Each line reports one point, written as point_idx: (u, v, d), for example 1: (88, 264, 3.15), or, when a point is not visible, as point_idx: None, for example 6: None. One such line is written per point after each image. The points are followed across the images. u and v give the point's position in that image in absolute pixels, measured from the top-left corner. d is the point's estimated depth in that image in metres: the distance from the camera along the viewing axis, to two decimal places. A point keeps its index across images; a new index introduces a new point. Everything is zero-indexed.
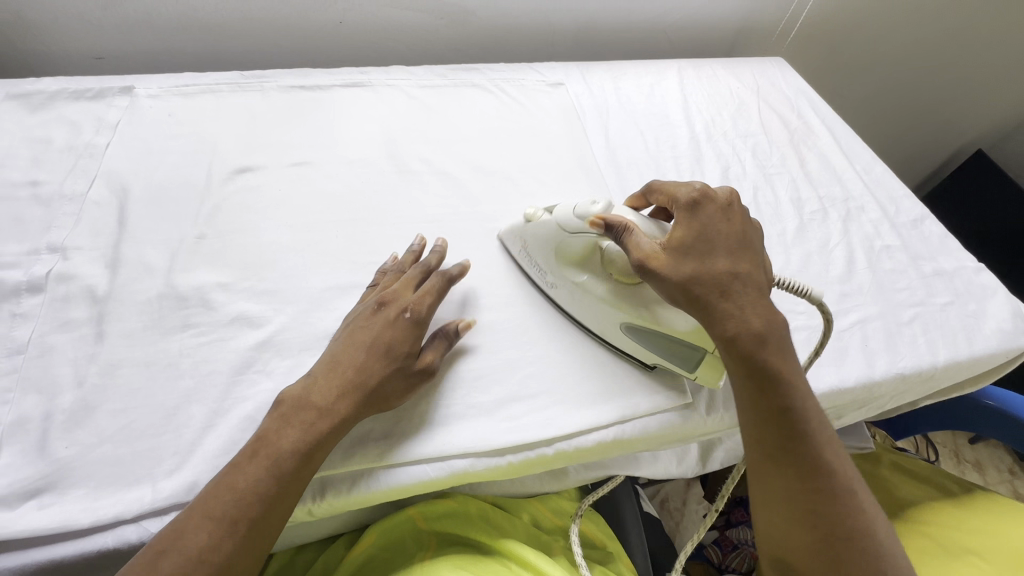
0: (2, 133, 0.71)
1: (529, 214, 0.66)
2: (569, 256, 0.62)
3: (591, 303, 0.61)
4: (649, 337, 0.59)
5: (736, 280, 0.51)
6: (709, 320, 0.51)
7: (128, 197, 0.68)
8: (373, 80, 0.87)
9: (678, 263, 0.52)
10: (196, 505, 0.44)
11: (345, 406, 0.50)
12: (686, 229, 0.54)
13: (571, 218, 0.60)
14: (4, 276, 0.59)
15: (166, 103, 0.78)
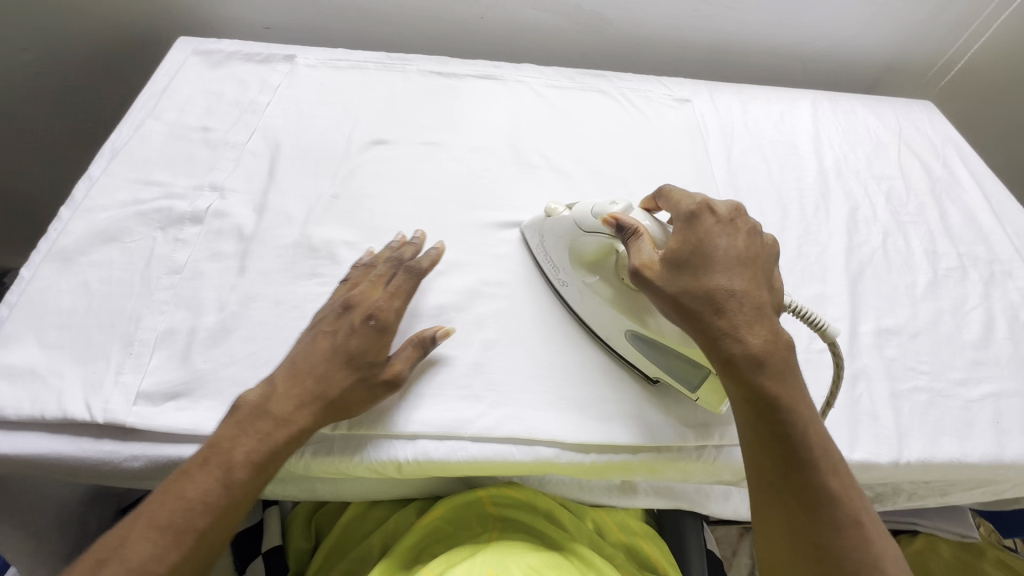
0: (185, 81, 0.81)
1: (550, 208, 0.64)
2: (582, 257, 0.60)
3: (599, 304, 0.60)
4: (656, 351, 0.57)
5: (737, 301, 0.50)
6: (711, 341, 0.50)
7: (279, 152, 0.75)
8: (505, 74, 0.91)
9: (676, 270, 0.52)
10: (205, 454, 0.48)
11: (326, 407, 0.52)
12: (712, 235, 0.53)
13: (588, 216, 0.59)
14: (173, 205, 0.67)
15: (321, 74, 0.86)
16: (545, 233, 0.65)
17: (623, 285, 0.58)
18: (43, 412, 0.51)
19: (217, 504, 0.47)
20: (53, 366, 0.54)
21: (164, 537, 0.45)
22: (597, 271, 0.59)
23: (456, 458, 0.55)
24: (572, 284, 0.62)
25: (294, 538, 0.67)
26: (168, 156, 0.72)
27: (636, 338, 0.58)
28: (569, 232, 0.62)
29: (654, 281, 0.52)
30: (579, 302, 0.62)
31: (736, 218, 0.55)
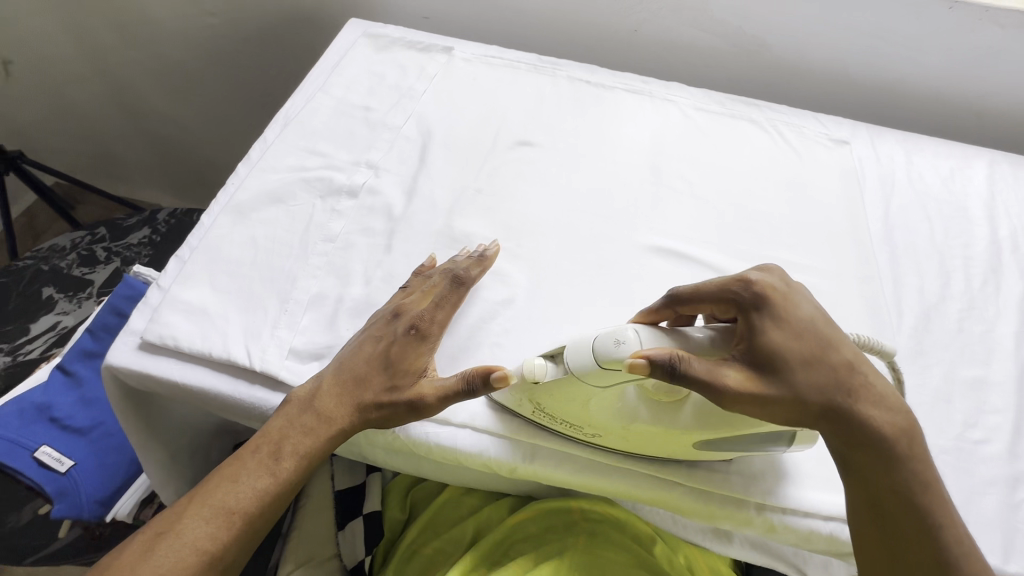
0: (353, 61, 0.86)
1: (528, 370, 0.50)
2: (596, 425, 0.52)
3: (643, 436, 0.52)
4: (726, 441, 0.51)
5: (861, 377, 0.47)
6: (835, 420, 0.46)
7: (430, 139, 0.77)
8: (653, 91, 0.89)
9: (776, 372, 0.45)
10: (257, 445, 0.52)
11: (363, 411, 0.53)
12: (796, 306, 0.47)
13: (590, 366, 0.47)
14: (333, 176, 0.71)
15: (475, 68, 0.88)
16: (537, 396, 0.52)
17: (653, 403, 0.50)
18: (210, 351, 0.56)
19: (266, 491, 0.50)
20: (221, 309, 0.59)
21: (217, 516, 0.49)
22: (623, 407, 0.50)
23: (568, 472, 0.56)
24: (607, 432, 0.53)
25: (390, 506, 0.71)
26: (332, 129, 0.77)
27: (703, 443, 0.51)
28: (568, 395, 0.50)
29: (768, 397, 0.45)
30: (620, 441, 0.53)
31: (792, 283, 0.50)
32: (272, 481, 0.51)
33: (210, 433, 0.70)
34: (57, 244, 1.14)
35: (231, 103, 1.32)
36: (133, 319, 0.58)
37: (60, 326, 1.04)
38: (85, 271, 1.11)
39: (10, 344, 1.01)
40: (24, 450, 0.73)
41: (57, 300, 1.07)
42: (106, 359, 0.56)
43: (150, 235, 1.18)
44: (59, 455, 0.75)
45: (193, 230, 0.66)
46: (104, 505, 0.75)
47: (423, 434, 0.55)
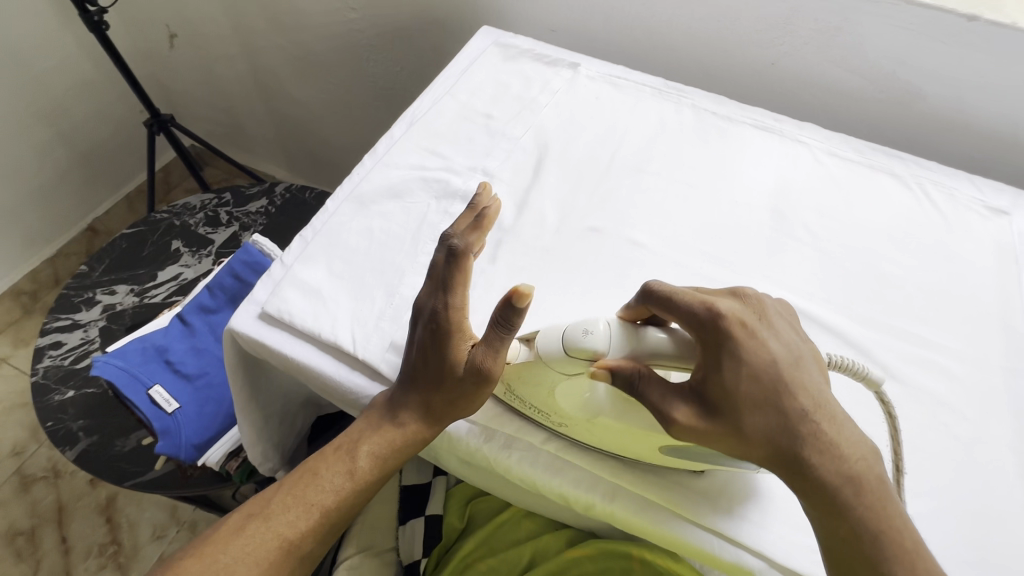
0: (481, 68, 0.88)
1: (498, 342, 0.54)
2: (570, 394, 0.51)
3: (616, 430, 0.51)
4: (697, 455, 0.50)
5: (813, 428, 0.46)
6: (783, 454, 0.46)
7: (546, 154, 0.77)
8: (784, 130, 0.84)
9: (721, 411, 0.46)
10: (340, 446, 0.55)
11: (431, 414, 0.54)
12: (756, 343, 0.47)
13: (555, 347, 0.49)
14: (450, 179, 0.73)
15: (599, 86, 0.87)
16: (507, 378, 0.53)
17: (625, 405, 0.49)
18: (321, 332, 0.59)
19: (342, 486, 0.53)
20: (334, 293, 0.62)
21: (298, 506, 0.52)
22: (594, 404, 0.50)
23: (654, 522, 0.53)
24: (573, 423, 0.53)
25: (449, 510, 0.71)
26: (454, 133, 0.79)
27: (672, 450, 0.50)
28: (533, 359, 0.51)
29: (707, 427, 0.46)
30: (585, 434, 0.53)
31: (767, 321, 0.49)
32: (350, 481, 0.53)
33: (299, 403, 0.74)
34: (188, 202, 1.26)
35: (353, 92, 1.41)
36: (256, 289, 0.63)
37: (181, 277, 1.15)
38: (209, 231, 1.22)
39: (139, 287, 1.14)
40: (141, 386, 0.82)
41: (182, 253, 1.19)
42: (230, 323, 0.60)
43: (266, 206, 1.26)
44: (168, 396, 0.83)
45: (318, 214, 0.70)
46: (199, 450, 0.82)
47: (507, 450, 0.56)
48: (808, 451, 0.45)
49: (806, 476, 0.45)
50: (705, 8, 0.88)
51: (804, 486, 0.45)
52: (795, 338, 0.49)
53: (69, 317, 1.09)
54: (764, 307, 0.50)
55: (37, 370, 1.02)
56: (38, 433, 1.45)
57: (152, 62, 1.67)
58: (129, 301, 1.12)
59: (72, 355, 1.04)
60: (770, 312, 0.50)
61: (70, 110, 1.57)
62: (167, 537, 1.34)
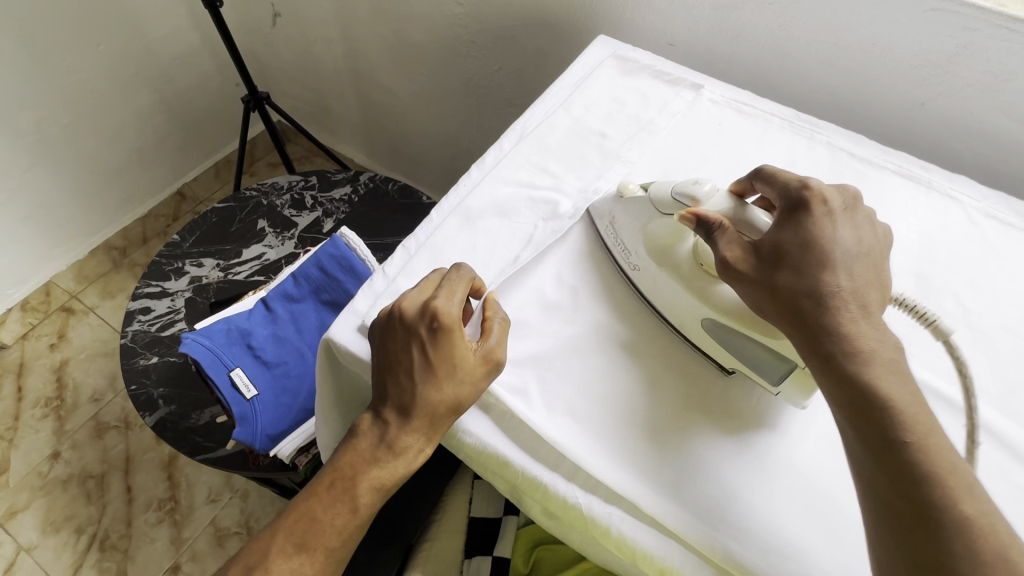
0: (598, 81, 0.83)
1: (622, 185, 0.66)
2: (658, 241, 0.60)
3: (676, 289, 0.58)
4: (734, 338, 0.55)
5: (843, 301, 0.48)
6: (803, 316, 0.48)
7: (663, 183, 0.72)
8: (932, 181, 0.74)
9: (769, 264, 0.51)
10: (326, 486, 0.53)
11: (425, 434, 0.53)
12: (831, 220, 0.52)
13: (666, 194, 0.60)
14: (560, 201, 0.69)
15: (722, 112, 0.80)
16: (616, 213, 0.65)
17: (699, 269, 0.58)
18: None
19: (347, 527, 0.53)
20: None
21: (302, 554, 0.52)
22: (671, 257, 0.59)
23: None
24: (644, 270, 0.61)
25: (515, 553, 0.67)
26: (566, 150, 0.74)
27: (709, 324, 0.56)
28: (643, 211, 0.62)
29: (748, 271, 0.52)
30: (649, 288, 0.60)
31: (851, 211, 0.53)
32: (351, 516, 0.53)
33: None
34: (277, 182, 1.28)
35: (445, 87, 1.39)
36: (356, 299, 0.61)
37: (264, 257, 1.17)
38: (294, 213, 1.24)
39: (225, 262, 1.16)
40: (224, 368, 0.84)
41: (267, 233, 1.21)
42: (329, 332, 0.59)
43: (350, 194, 1.26)
44: (248, 382, 0.84)
45: (421, 223, 0.67)
46: (272, 441, 0.82)
47: (605, 514, 0.51)
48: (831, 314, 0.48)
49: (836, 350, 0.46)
50: (854, 37, 0.79)
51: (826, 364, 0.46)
52: (867, 235, 0.52)
53: (158, 284, 1.13)
54: (859, 206, 0.54)
55: (127, 333, 1.07)
56: (116, 383, 1.54)
57: (252, 37, 1.71)
58: (215, 275, 1.15)
59: (158, 322, 1.08)
60: (861, 211, 0.54)
61: (174, 78, 1.63)
62: (220, 502, 1.39)
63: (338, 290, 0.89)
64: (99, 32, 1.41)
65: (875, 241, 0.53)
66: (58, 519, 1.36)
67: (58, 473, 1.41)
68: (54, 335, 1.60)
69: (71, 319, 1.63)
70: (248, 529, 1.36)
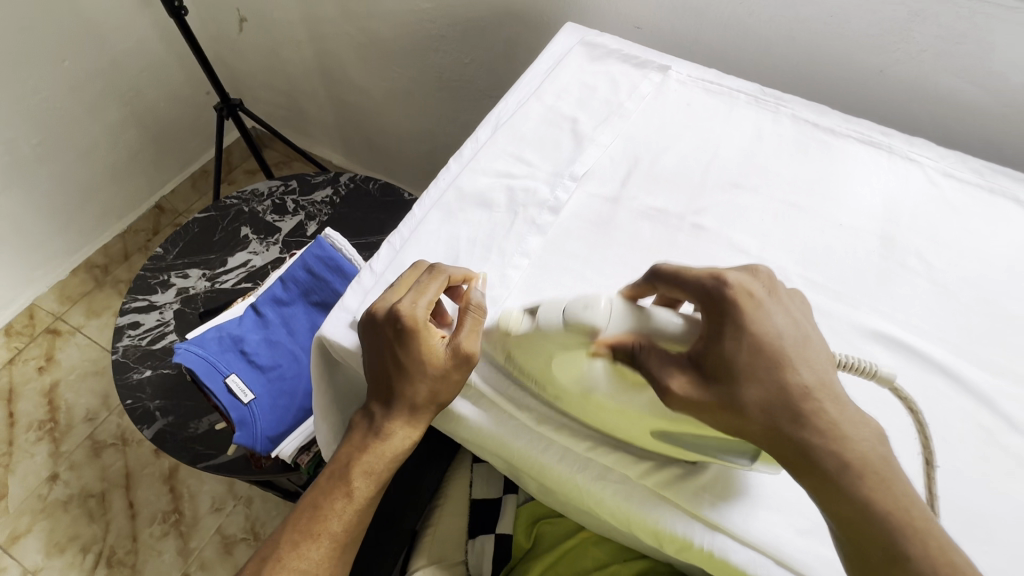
0: (567, 68, 0.84)
1: (506, 315, 0.55)
2: (571, 370, 0.52)
3: (612, 411, 0.52)
4: (691, 442, 0.51)
5: (816, 406, 0.46)
6: (777, 433, 0.45)
7: (636, 164, 0.74)
8: (893, 146, 0.78)
9: (725, 383, 0.46)
10: (329, 475, 0.58)
11: (414, 418, 0.57)
12: (761, 317, 0.48)
13: (561, 323, 0.50)
14: (537, 188, 0.70)
15: (689, 91, 0.82)
16: (510, 344, 0.55)
17: (621, 383, 0.50)
18: None
19: (345, 513, 0.57)
20: None
21: (307, 539, 0.56)
22: (587, 380, 0.51)
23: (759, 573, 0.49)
24: (566, 398, 0.54)
25: (518, 528, 0.69)
26: (540, 138, 0.76)
27: (660, 434, 0.51)
28: (541, 338, 0.52)
29: (710, 397, 0.46)
30: (578, 409, 0.54)
31: (776, 295, 0.50)
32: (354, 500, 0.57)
33: None
34: (257, 188, 1.28)
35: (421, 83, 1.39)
36: (346, 297, 0.62)
37: (249, 264, 1.18)
38: (276, 219, 1.24)
39: (210, 272, 1.16)
40: (219, 375, 0.85)
41: (251, 240, 1.21)
42: (320, 331, 0.60)
43: (331, 196, 1.26)
44: (244, 387, 0.85)
45: (405, 219, 0.69)
46: (272, 442, 0.84)
47: (606, 484, 0.54)
48: (803, 433, 0.45)
49: (821, 470, 0.44)
50: (812, 10, 0.81)
51: (814, 479, 0.45)
52: (800, 316, 0.50)
53: (145, 298, 1.12)
54: (773, 282, 0.51)
55: (117, 349, 1.07)
56: (109, 401, 1.53)
57: (220, 44, 1.69)
58: (202, 285, 1.15)
59: (149, 336, 1.08)
60: (780, 289, 0.51)
61: (143, 91, 1.61)
62: (224, 510, 1.40)
63: (326, 290, 0.90)
64: (63, 48, 1.38)
65: (807, 315, 0.51)
66: (62, 540, 1.36)
67: (59, 495, 1.41)
68: (41, 358, 1.59)
69: (58, 341, 1.61)
70: (255, 535, 1.37)
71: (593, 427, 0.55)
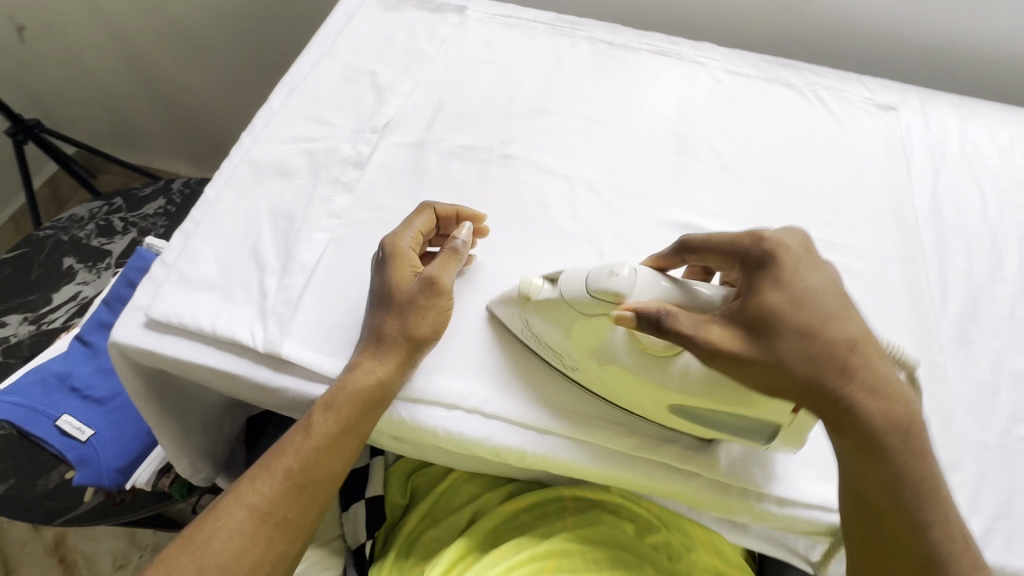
0: (362, 23, 0.81)
1: (524, 283, 0.53)
2: (590, 342, 0.50)
3: (630, 388, 0.51)
4: (707, 416, 0.49)
5: (862, 360, 0.43)
6: (819, 394, 0.43)
7: (441, 107, 0.73)
8: (681, 53, 0.82)
9: (769, 337, 0.43)
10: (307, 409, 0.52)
11: (394, 357, 0.52)
12: (810, 269, 0.45)
13: (584, 293, 0.48)
14: (339, 147, 0.68)
15: (489, 28, 0.82)
16: (529, 316, 0.53)
17: (644, 358, 0.48)
18: (215, 329, 0.55)
19: (305, 454, 0.50)
20: (228, 287, 0.58)
21: (267, 474, 0.50)
22: (610, 353, 0.49)
23: (585, 463, 0.53)
24: (586, 369, 0.52)
25: (391, 489, 0.70)
26: (338, 96, 0.73)
27: (679, 409, 0.50)
28: (560, 310, 0.50)
29: (747, 353, 0.43)
30: (597, 384, 0.52)
31: (813, 250, 0.47)
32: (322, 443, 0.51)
33: (222, 407, 0.71)
34: (75, 214, 1.15)
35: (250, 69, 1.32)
36: (138, 295, 0.58)
37: (81, 296, 1.06)
38: (103, 241, 1.12)
39: (34, 314, 1.03)
40: (47, 419, 0.75)
41: (77, 270, 1.08)
42: (112, 336, 0.55)
43: (165, 206, 1.16)
44: (81, 424, 0.76)
45: (198, 203, 0.64)
46: (123, 473, 0.77)
47: (432, 421, 0.54)
48: (850, 389, 0.43)
49: (861, 435, 0.43)
50: None
51: (847, 441, 0.44)
52: (839, 275, 0.46)
53: None
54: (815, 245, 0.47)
55: None
56: None
57: None
58: (25, 330, 1.02)
59: None
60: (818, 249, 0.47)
61: None
62: (129, 565, 1.28)
63: None
64: None
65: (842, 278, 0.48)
66: None
67: None
68: None
69: None
70: None
71: (613, 401, 0.53)
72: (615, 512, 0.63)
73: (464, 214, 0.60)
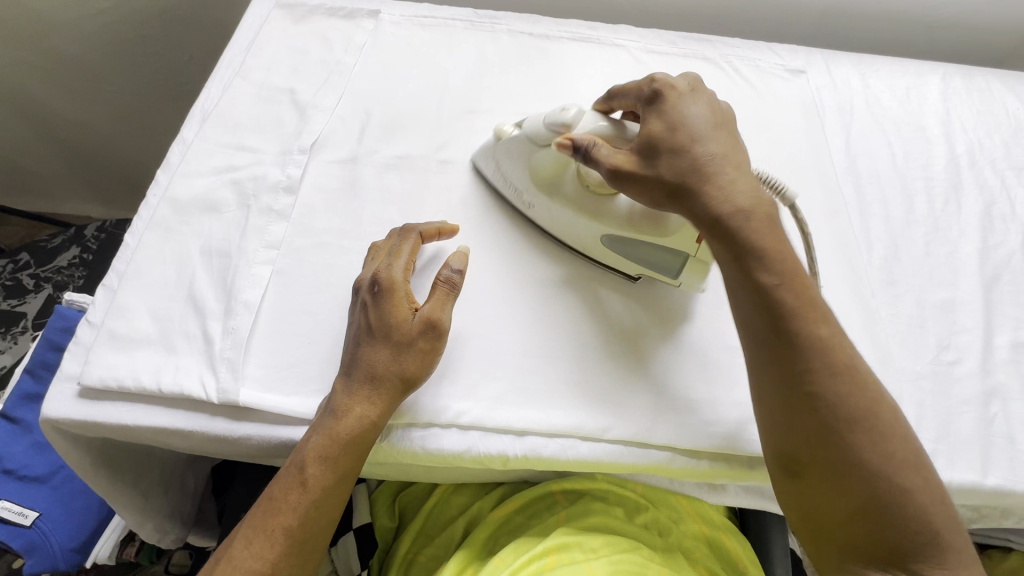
0: (270, 38, 0.77)
1: (500, 129, 0.63)
2: (542, 175, 0.59)
3: (569, 220, 0.59)
4: (628, 245, 0.58)
5: (717, 166, 0.49)
6: (683, 200, 0.49)
7: (369, 118, 0.71)
8: (601, 37, 0.83)
9: (654, 156, 0.50)
10: (290, 460, 0.49)
11: (378, 392, 0.50)
12: (687, 101, 0.52)
13: (541, 127, 0.57)
14: (267, 174, 0.64)
15: (407, 31, 0.80)
16: (499, 158, 0.63)
17: (585, 192, 0.57)
18: (160, 386, 0.51)
19: (301, 508, 0.47)
20: (167, 338, 0.54)
21: (259, 536, 0.47)
22: (557, 187, 0.59)
23: (567, 457, 0.53)
24: (539, 205, 0.61)
25: (378, 513, 0.69)
26: (258, 118, 0.69)
27: (607, 240, 0.58)
28: (524, 149, 0.60)
29: (637, 172, 0.50)
30: (545, 218, 0.61)
31: (702, 94, 0.54)
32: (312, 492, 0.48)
33: (182, 463, 0.66)
34: None
35: (157, 91, 1.24)
36: (66, 363, 0.53)
37: None
38: (14, 304, 1.02)
39: None
40: None
41: None
42: (43, 412, 0.51)
43: (80, 255, 1.07)
44: (21, 507, 0.69)
45: (119, 252, 0.59)
46: (80, 552, 0.71)
47: (410, 440, 0.52)
48: (699, 188, 0.48)
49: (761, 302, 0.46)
50: None
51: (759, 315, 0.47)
52: (722, 111, 0.54)
53: None
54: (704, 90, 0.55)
55: None
56: None
57: None
58: None
59: None
60: (707, 95, 0.55)
61: None
62: None
63: None
64: None
65: (731, 116, 0.55)
66: None
67: None
68: None
69: None
70: None
71: (557, 237, 0.62)
72: (603, 499, 0.63)
73: (446, 231, 0.60)
